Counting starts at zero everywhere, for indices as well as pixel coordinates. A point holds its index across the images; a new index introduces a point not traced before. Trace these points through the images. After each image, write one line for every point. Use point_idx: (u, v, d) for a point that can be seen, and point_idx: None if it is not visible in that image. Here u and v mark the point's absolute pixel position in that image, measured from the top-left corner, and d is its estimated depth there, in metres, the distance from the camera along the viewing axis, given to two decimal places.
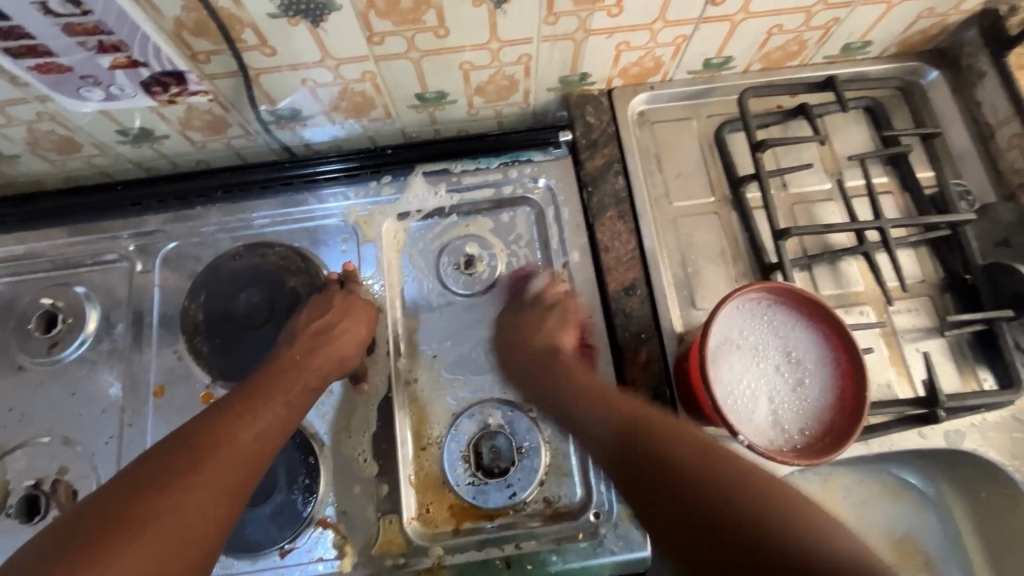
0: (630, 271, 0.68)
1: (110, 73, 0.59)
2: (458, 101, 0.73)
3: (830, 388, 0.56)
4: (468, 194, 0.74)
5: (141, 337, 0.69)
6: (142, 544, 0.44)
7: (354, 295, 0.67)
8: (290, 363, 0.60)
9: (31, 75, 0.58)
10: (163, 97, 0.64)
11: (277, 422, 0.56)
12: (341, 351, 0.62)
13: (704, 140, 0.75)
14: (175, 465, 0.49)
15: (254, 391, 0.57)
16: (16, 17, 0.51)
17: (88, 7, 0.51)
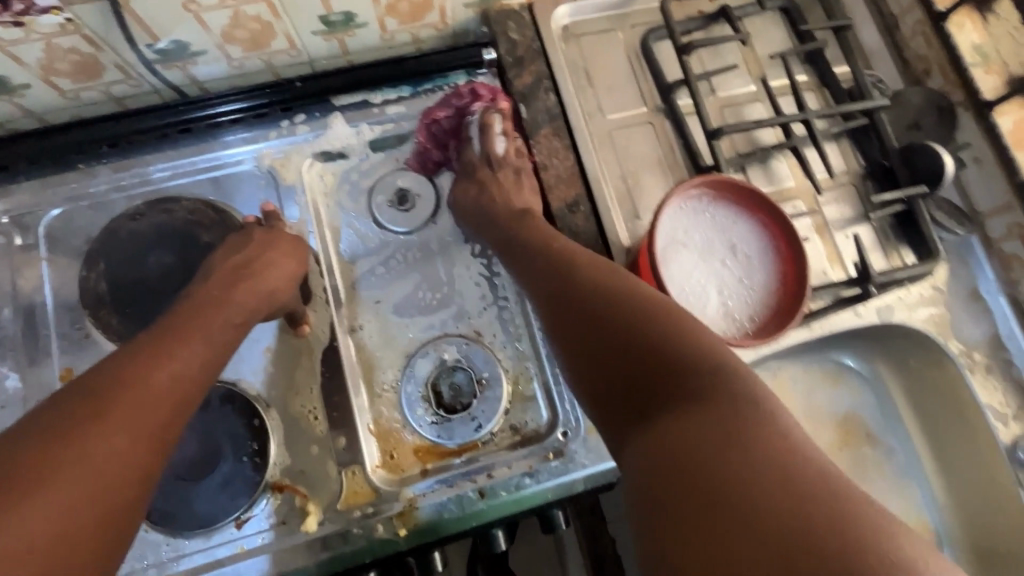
0: (571, 187, 0.66)
1: None
2: (369, 24, 0.67)
3: (773, 276, 0.57)
4: (394, 126, 0.69)
5: (33, 318, 0.61)
6: (58, 491, 0.38)
7: (279, 230, 0.61)
8: (212, 301, 0.54)
9: None
10: (6, 18, 0.52)
11: (197, 363, 0.49)
12: (271, 288, 0.57)
13: (630, 51, 0.73)
14: (60, 422, 0.41)
15: (162, 333, 0.49)
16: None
17: None
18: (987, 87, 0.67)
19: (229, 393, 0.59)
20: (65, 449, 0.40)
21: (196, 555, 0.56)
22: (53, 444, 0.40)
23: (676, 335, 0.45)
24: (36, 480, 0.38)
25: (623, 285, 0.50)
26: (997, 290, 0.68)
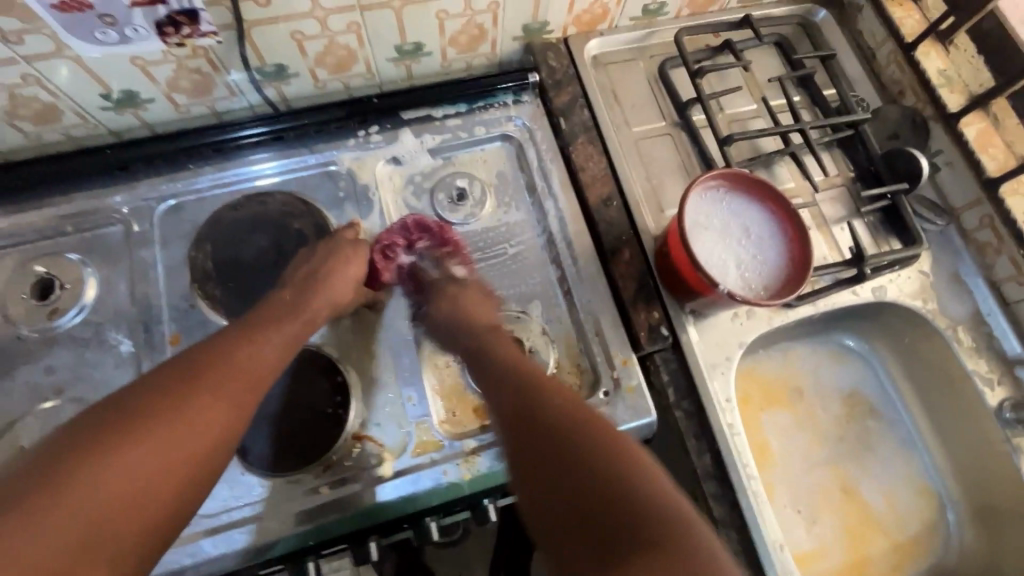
0: (605, 186, 0.77)
1: (128, 11, 0.60)
2: (434, 53, 0.80)
3: (782, 252, 0.68)
4: (451, 136, 0.80)
5: (148, 291, 0.70)
6: (165, 438, 0.47)
7: (338, 239, 0.70)
8: (289, 305, 0.63)
9: (46, 11, 0.57)
10: (174, 39, 0.65)
11: (268, 361, 0.57)
12: (339, 293, 0.66)
13: (650, 76, 0.86)
14: (155, 396, 0.49)
15: (241, 332, 0.57)
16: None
17: None
18: (952, 104, 0.80)
19: (314, 354, 0.67)
20: (172, 405, 0.49)
21: (286, 497, 0.63)
22: (164, 400, 0.49)
23: (608, 461, 0.48)
24: (143, 432, 0.46)
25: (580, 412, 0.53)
26: (974, 273, 0.79)
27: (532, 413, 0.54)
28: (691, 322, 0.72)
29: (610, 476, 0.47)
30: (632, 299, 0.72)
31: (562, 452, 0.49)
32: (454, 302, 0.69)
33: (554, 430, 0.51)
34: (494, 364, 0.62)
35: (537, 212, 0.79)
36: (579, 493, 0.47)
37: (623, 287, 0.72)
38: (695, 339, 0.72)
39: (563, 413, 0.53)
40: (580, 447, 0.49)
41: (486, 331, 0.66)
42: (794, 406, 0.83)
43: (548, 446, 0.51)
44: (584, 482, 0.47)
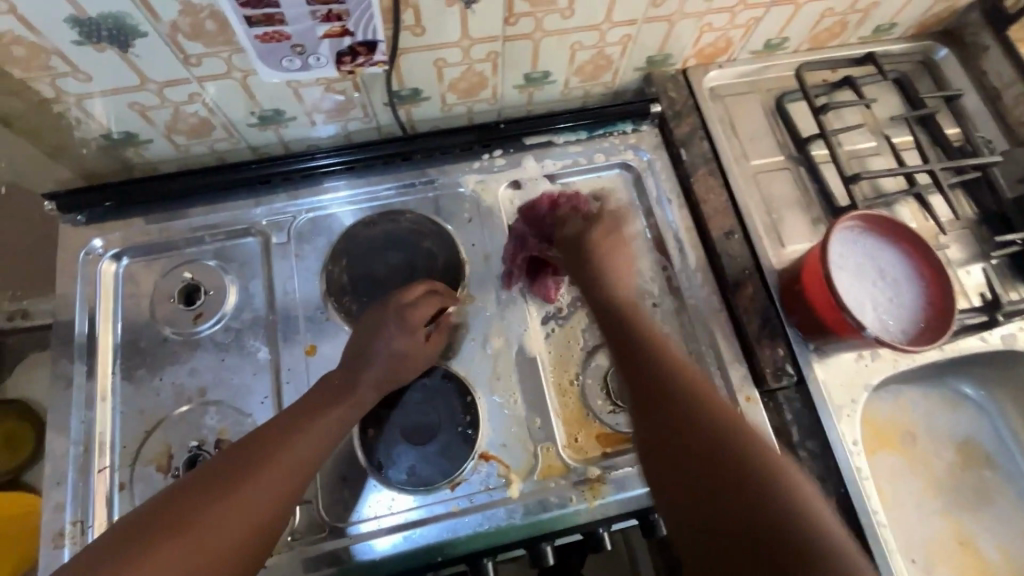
0: (726, 218, 0.78)
1: (319, 42, 0.63)
2: (558, 81, 0.82)
3: (919, 296, 0.67)
4: (571, 162, 0.82)
5: (285, 301, 0.73)
6: (204, 537, 0.48)
7: (385, 307, 0.66)
8: (335, 393, 0.61)
9: (250, 41, 0.61)
10: (347, 67, 0.67)
11: (312, 450, 0.57)
12: (393, 376, 0.64)
13: (767, 110, 0.87)
14: (197, 496, 0.50)
15: (278, 427, 0.57)
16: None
17: None
18: None
19: (445, 371, 0.69)
20: (215, 502, 0.50)
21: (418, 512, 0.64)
22: (208, 497, 0.50)
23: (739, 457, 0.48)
24: (180, 533, 0.47)
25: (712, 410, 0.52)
26: None
27: (660, 386, 0.55)
28: (815, 361, 0.71)
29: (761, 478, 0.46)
30: (757, 334, 0.72)
31: (716, 454, 0.49)
32: (602, 262, 0.67)
33: (668, 410, 0.53)
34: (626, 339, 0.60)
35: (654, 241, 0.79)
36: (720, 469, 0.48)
37: (746, 321, 0.72)
38: (821, 378, 0.71)
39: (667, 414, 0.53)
40: (708, 424, 0.51)
41: (615, 292, 0.65)
42: (907, 450, 0.80)
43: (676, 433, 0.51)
44: (728, 471, 0.47)
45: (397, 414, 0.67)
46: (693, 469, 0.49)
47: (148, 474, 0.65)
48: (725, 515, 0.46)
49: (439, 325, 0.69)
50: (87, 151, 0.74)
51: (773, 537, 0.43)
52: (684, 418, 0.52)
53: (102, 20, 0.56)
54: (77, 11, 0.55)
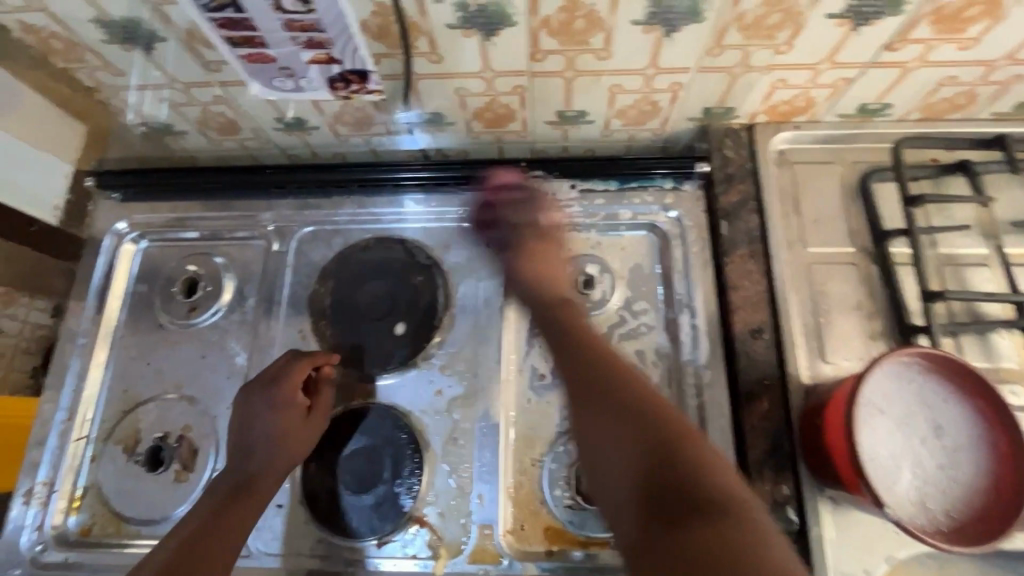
0: (757, 312, 0.66)
1: (306, 66, 0.63)
2: (597, 122, 0.73)
3: (981, 472, 0.52)
4: (591, 215, 0.74)
5: (271, 311, 0.73)
6: None
7: (253, 395, 0.63)
8: (237, 496, 0.58)
9: (239, 63, 0.63)
10: (342, 93, 0.67)
11: (225, 553, 0.55)
12: (285, 462, 0.61)
13: (846, 186, 0.72)
14: None
15: (185, 533, 0.55)
16: (249, 7, 0.55)
17: (314, 5, 0.55)
18: None
19: (401, 420, 0.66)
20: None
21: (336, 562, 0.61)
22: None
23: (696, 459, 0.44)
24: None
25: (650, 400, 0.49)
26: None
27: (643, 399, 0.49)
28: (829, 511, 0.58)
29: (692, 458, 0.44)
30: (758, 463, 0.60)
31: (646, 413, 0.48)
32: (540, 264, 0.67)
33: (592, 365, 0.54)
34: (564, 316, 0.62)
35: (667, 322, 0.69)
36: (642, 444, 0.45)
37: (750, 443, 0.61)
38: (830, 537, 0.58)
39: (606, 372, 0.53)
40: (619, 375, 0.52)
41: (552, 293, 0.65)
42: None
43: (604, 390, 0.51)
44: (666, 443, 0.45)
45: (342, 454, 0.65)
46: (607, 413, 0.49)
47: (114, 454, 0.69)
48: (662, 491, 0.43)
49: (322, 387, 0.65)
50: (132, 136, 0.79)
51: (720, 505, 0.41)
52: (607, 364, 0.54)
53: (126, 23, 0.58)
54: (102, 12, 0.57)
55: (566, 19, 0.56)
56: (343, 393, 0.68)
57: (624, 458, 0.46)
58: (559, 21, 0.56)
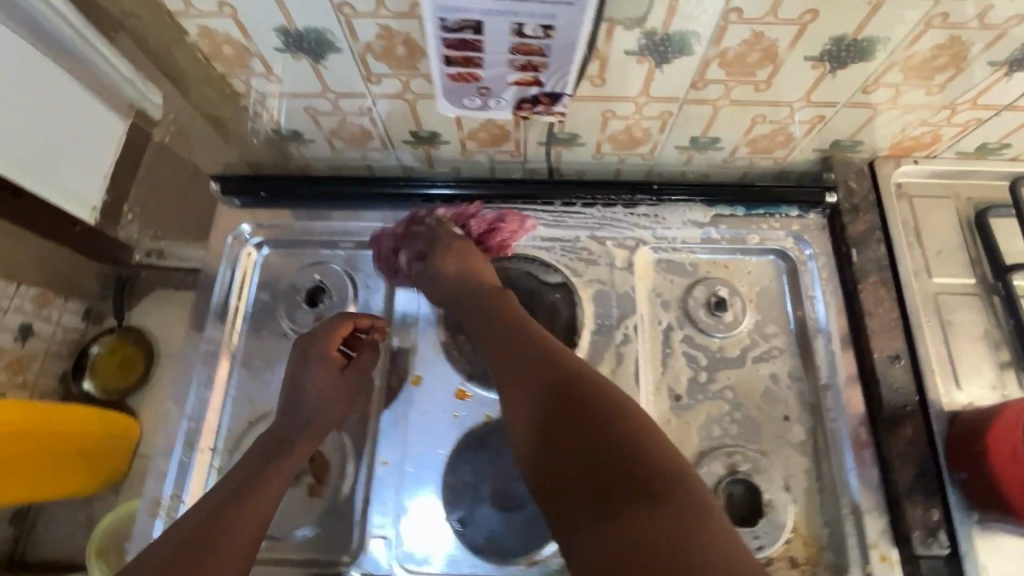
0: (893, 339, 0.68)
1: (506, 89, 0.53)
2: (724, 149, 0.76)
3: None
4: (718, 239, 0.75)
5: (402, 322, 0.73)
6: None
7: (318, 338, 0.67)
8: (283, 451, 0.61)
9: (437, 77, 0.51)
10: (523, 113, 0.57)
11: (275, 494, 0.58)
12: (316, 424, 0.64)
13: (963, 220, 0.75)
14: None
15: (231, 478, 0.58)
16: (489, 28, 0.45)
17: (556, 32, 0.45)
18: None
19: None
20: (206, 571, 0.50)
21: None
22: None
23: (639, 444, 0.46)
24: None
25: (581, 383, 0.51)
26: None
27: (559, 377, 0.52)
28: (979, 535, 0.60)
29: (633, 447, 0.46)
30: (908, 487, 0.62)
31: (590, 406, 0.49)
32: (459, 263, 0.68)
33: (573, 375, 0.52)
34: (508, 311, 0.61)
35: (799, 345, 0.71)
36: (555, 426, 0.49)
37: (897, 466, 0.63)
38: (982, 560, 0.59)
39: (530, 363, 0.54)
40: (551, 379, 0.52)
41: (475, 284, 0.66)
42: None
43: (556, 385, 0.52)
44: (597, 447, 0.46)
45: (491, 468, 0.65)
46: (557, 405, 0.50)
47: None
48: (591, 478, 0.45)
49: (363, 348, 0.69)
50: (258, 143, 0.79)
51: (639, 493, 0.43)
52: (535, 374, 0.53)
53: (306, 34, 0.58)
54: (287, 22, 0.57)
55: (743, 52, 0.58)
56: (485, 408, 0.68)
57: (567, 457, 0.47)
58: (736, 54, 0.58)
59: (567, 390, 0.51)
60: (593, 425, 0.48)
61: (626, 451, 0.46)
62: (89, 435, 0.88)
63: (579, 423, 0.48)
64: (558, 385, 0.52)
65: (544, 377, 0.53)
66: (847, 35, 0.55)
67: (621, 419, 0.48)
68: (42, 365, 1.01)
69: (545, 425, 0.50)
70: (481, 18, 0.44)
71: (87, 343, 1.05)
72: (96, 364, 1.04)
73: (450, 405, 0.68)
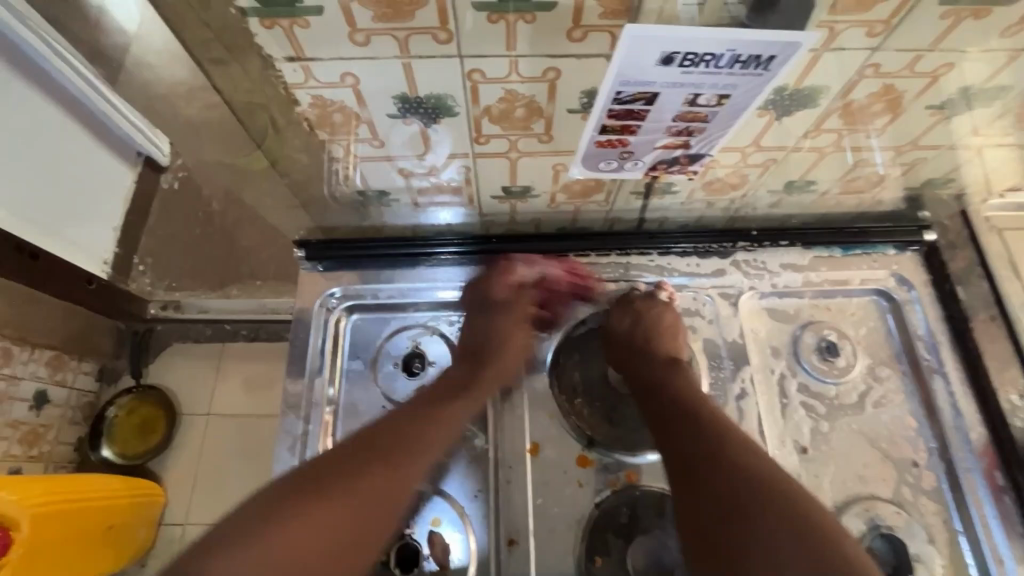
0: (1007, 376, 0.68)
1: (651, 151, 0.62)
2: (816, 190, 0.73)
3: None
4: (819, 282, 0.75)
5: (511, 387, 0.70)
6: (313, 518, 0.53)
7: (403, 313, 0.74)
8: (437, 398, 0.65)
9: (588, 145, 0.61)
10: (654, 172, 0.67)
11: (444, 436, 0.62)
12: (481, 385, 0.67)
13: None
14: (296, 492, 0.55)
15: (422, 413, 0.63)
16: (661, 100, 0.53)
17: (727, 100, 0.54)
18: None
19: None
20: (325, 496, 0.55)
21: None
22: (305, 492, 0.55)
23: (787, 512, 0.52)
24: (292, 513, 0.53)
25: (758, 461, 0.56)
26: None
27: (713, 450, 0.57)
28: None
29: (779, 518, 0.52)
30: None
31: (746, 475, 0.55)
32: (642, 323, 0.70)
33: (672, 407, 0.62)
34: (669, 387, 0.65)
35: (916, 387, 0.70)
36: (723, 507, 0.54)
37: None
38: None
39: (698, 432, 0.59)
40: (732, 483, 0.55)
41: (655, 355, 0.68)
42: None
43: (715, 454, 0.57)
44: (758, 498, 0.53)
45: (626, 543, 0.62)
46: (699, 458, 0.57)
47: None
48: (748, 541, 0.51)
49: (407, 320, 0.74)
50: (337, 205, 0.74)
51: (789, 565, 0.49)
52: (705, 463, 0.57)
53: (426, 100, 0.56)
54: (410, 90, 0.54)
55: (869, 102, 0.58)
56: (609, 476, 0.66)
57: (716, 506, 0.54)
58: (860, 105, 0.58)
59: (741, 466, 0.56)
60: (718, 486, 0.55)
61: (817, 524, 0.51)
62: (114, 513, 0.93)
63: (761, 486, 0.54)
64: (750, 483, 0.54)
65: (693, 429, 0.60)
66: (975, 84, 0.56)
67: (798, 508, 0.52)
68: (57, 434, 1.06)
69: (689, 487, 0.56)
70: (658, 91, 0.52)
71: (103, 407, 1.12)
72: (112, 428, 1.11)
73: (573, 474, 0.66)
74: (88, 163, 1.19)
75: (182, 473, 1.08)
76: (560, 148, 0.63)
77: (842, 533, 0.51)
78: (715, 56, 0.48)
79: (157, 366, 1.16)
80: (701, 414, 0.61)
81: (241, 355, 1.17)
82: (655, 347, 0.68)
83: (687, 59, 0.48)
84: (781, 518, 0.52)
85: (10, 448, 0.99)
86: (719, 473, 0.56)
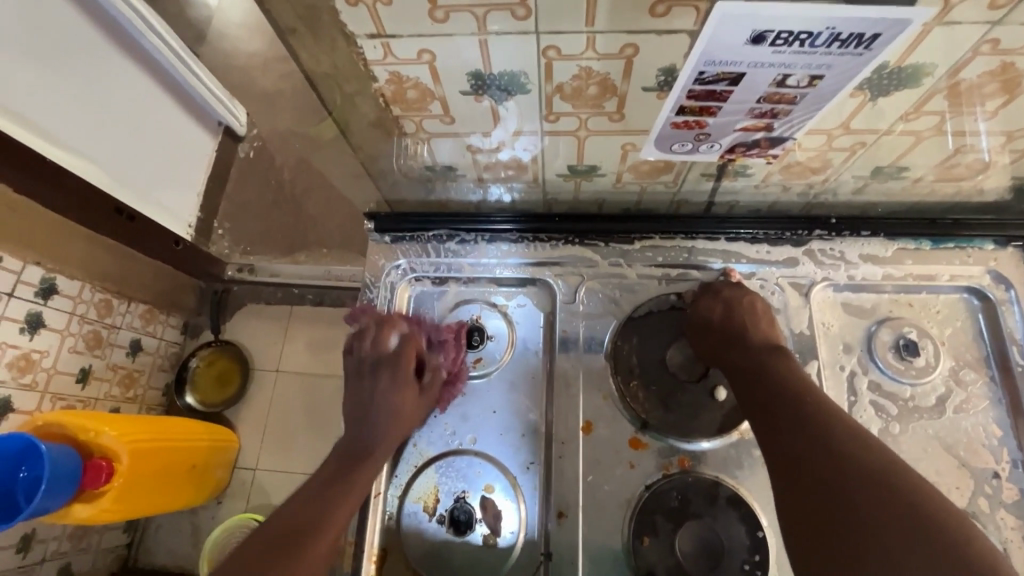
0: None
1: (729, 133, 0.60)
2: (908, 177, 0.68)
3: None
4: (901, 276, 0.70)
5: (566, 365, 0.71)
6: None
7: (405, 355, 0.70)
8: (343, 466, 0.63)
9: (664, 126, 0.60)
10: (730, 155, 0.64)
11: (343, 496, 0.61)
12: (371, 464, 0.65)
13: None
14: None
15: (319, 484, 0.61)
16: (747, 80, 0.51)
17: (820, 81, 0.51)
18: None
19: (733, 497, 0.63)
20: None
21: None
22: None
23: (880, 481, 0.49)
24: None
25: (855, 435, 0.53)
26: None
27: (807, 421, 0.55)
28: None
29: (872, 485, 0.48)
30: None
31: (836, 444, 0.52)
32: (733, 308, 0.67)
33: (764, 381, 0.61)
34: (765, 364, 0.62)
35: (1003, 394, 0.65)
36: (811, 472, 0.52)
37: None
38: None
39: (789, 402, 0.57)
40: (826, 453, 0.52)
41: (749, 331, 0.66)
42: None
43: (809, 423, 0.55)
44: (852, 466, 0.50)
45: (676, 527, 0.62)
46: (789, 425, 0.56)
47: (414, 513, 0.66)
48: (834, 504, 0.49)
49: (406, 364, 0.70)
50: (405, 179, 0.76)
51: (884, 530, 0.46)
52: (801, 440, 0.54)
53: (499, 76, 0.56)
54: (484, 67, 0.55)
55: (980, 82, 0.53)
56: (662, 460, 0.66)
57: (803, 473, 0.52)
58: (970, 85, 0.53)
59: (834, 437, 0.53)
60: (820, 466, 0.52)
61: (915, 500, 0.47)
62: (198, 453, 1.04)
63: (855, 457, 0.51)
64: (842, 454, 0.51)
65: (785, 401, 0.58)
66: None
67: (891, 482, 0.48)
68: (148, 379, 1.17)
69: (780, 456, 0.55)
70: (744, 71, 0.50)
71: (187, 357, 1.22)
72: (196, 376, 1.21)
73: (625, 455, 0.67)
74: (175, 134, 1.27)
75: (255, 422, 1.18)
76: (632, 126, 0.61)
77: (952, 511, 0.47)
78: (811, 34, 0.45)
79: (234, 324, 1.25)
80: (802, 396, 0.57)
81: (310, 318, 1.24)
82: (746, 325, 0.66)
83: (780, 38, 0.46)
84: (884, 489, 0.48)
85: (112, 388, 1.09)
86: (808, 446, 0.53)
